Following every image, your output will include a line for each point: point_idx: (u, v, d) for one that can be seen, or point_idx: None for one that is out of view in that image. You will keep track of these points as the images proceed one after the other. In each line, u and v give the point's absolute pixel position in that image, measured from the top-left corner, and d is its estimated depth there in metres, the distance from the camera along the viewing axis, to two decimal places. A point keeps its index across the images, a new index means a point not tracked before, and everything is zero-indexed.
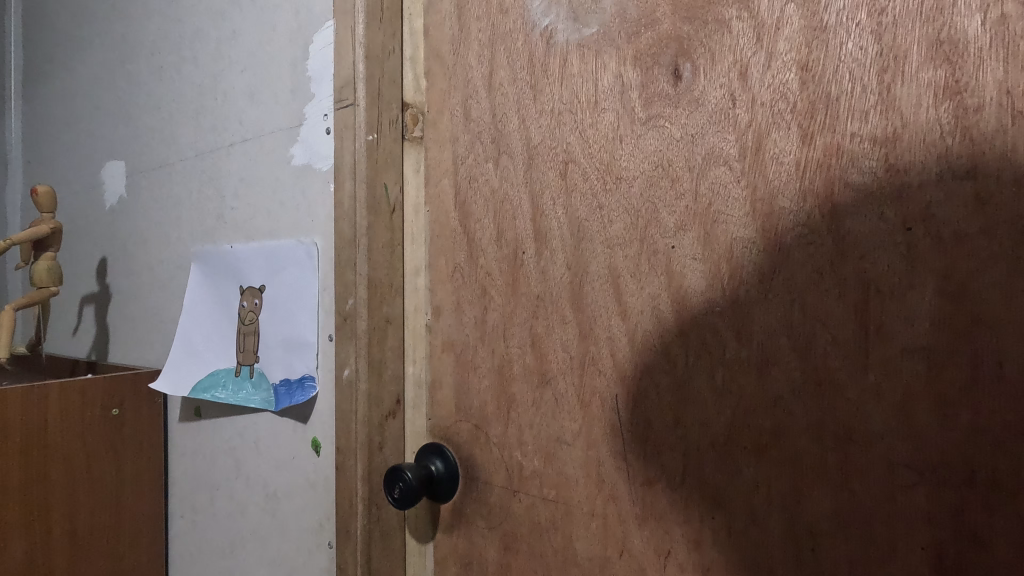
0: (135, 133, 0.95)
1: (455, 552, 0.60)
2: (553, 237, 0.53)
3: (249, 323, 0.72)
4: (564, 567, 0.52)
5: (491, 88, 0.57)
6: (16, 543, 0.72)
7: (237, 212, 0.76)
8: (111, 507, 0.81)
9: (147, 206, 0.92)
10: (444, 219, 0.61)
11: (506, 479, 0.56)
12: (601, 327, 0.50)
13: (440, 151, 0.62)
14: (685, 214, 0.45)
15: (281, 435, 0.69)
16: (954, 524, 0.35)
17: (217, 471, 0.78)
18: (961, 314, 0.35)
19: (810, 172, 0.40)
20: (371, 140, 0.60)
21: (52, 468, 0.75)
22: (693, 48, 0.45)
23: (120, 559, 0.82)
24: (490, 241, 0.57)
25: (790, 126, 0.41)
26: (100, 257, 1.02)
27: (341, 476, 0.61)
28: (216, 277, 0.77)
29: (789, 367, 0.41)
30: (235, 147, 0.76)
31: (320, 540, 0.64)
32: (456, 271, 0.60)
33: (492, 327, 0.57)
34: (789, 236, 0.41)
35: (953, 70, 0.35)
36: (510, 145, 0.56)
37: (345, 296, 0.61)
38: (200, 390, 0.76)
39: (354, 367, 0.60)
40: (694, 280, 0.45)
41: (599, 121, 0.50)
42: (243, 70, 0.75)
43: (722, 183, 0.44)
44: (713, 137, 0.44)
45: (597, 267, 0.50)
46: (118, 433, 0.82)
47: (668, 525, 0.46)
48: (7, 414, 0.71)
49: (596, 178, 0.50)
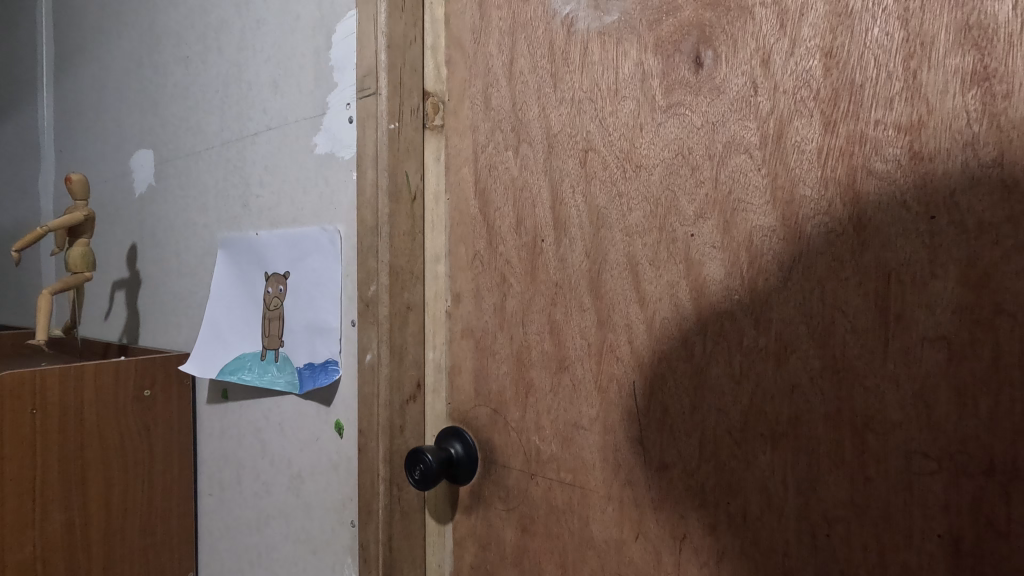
0: (163, 121, 0.97)
1: (473, 534, 0.62)
2: (572, 225, 0.53)
3: (275, 308, 0.74)
4: (580, 548, 0.53)
5: (511, 77, 0.58)
6: (55, 516, 0.75)
7: (262, 199, 0.77)
8: (143, 485, 0.84)
9: (175, 193, 0.94)
10: (464, 207, 0.62)
11: (523, 463, 0.57)
12: (619, 314, 0.50)
13: (461, 140, 0.62)
14: (705, 203, 0.45)
15: (305, 417, 0.71)
16: (971, 512, 0.35)
17: (244, 451, 0.81)
18: (984, 302, 0.35)
19: (832, 159, 0.40)
20: (393, 130, 0.61)
21: (88, 445, 0.79)
22: (714, 35, 0.45)
23: (152, 533, 0.85)
24: (510, 229, 0.58)
25: (813, 113, 0.41)
26: (131, 243, 1.05)
27: (362, 457, 0.63)
28: (242, 263, 0.79)
29: (808, 355, 0.41)
30: (260, 136, 0.78)
31: (343, 519, 0.66)
32: (475, 259, 0.61)
33: (511, 314, 0.58)
34: (810, 225, 0.41)
35: (981, 56, 0.35)
36: (530, 133, 0.56)
37: (367, 282, 0.63)
38: (226, 373, 0.78)
39: (376, 352, 0.62)
40: (713, 268, 0.45)
41: (619, 109, 0.50)
42: (267, 60, 0.76)
43: (742, 171, 0.44)
44: (733, 124, 0.44)
45: (616, 254, 0.50)
46: (149, 414, 0.85)
47: (684, 510, 0.47)
48: (45, 394, 0.74)
49: (615, 167, 0.50)
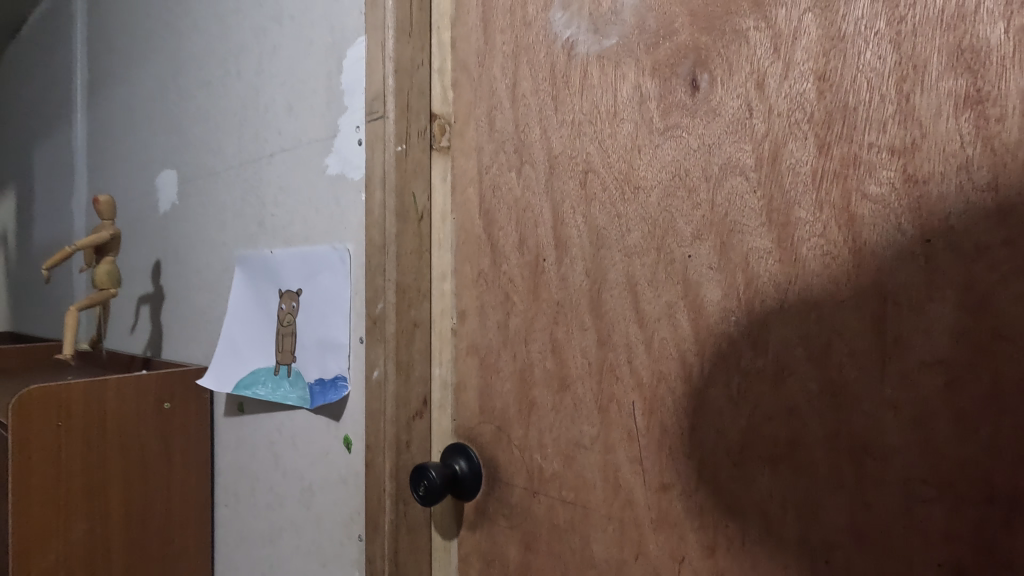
0: (186, 141, 1.01)
1: (478, 550, 0.62)
2: (573, 245, 0.54)
3: (287, 324, 0.76)
4: (582, 568, 0.53)
5: (515, 99, 0.59)
6: (78, 527, 0.78)
7: (276, 217, 0.80)
8: (162, 495, 0.87)
9: (196, 211, 0.97)
10: (469, 226, 0.63)
11: (526, 480, 0.58)
12: (619, 334, 0.51)
13: (466, 160, 0.64)
14: (702, 224, 0.46)
15: (316, 431, 0.72)
16: (972, 541, 0.35)
17: (258, 463, 0.82)
18: (981, 327, 0.34)
19: (827, 182, 0.40)
20: (400, 152, 0.63)
21: (110, 456, 0.81)
22: (710, 59, 0.46)
23: (169, 542, 0.87)
24: (513, 248, 0.59)
25: (807, 136, 0.41)
26: (156, 260, 1.08)
27: (370, 472, 0.64)
28: (257, 279, 0.81)
29: (805, 377, 0.41)
30: (275, 156, 0.80)
31: (351, 533, 0.68)
32: (480, 277, 0.62)
33: (514, 332, 0.59)
34: (806, 247, 0.41)
35: (974, 79, 0.35)
36: (532, 155, 0.57)
37: (374, 300, 0.64)
38: (241, 387, 0.80)
39: (383, 369, 0.63)
40: (710, 290, 0.45)
41: (618, 131, 0.51)
42: (282, 84, 0.79)
43: (738, 193, 0.44)
44: (729, 147, 0.44)
45: (615, 274, 0.51)
46: (168, 425, 0.87)
47: (683, 532, 0.47)
48: (70, 407, 0.77)
49: (614, 188, 0.51)
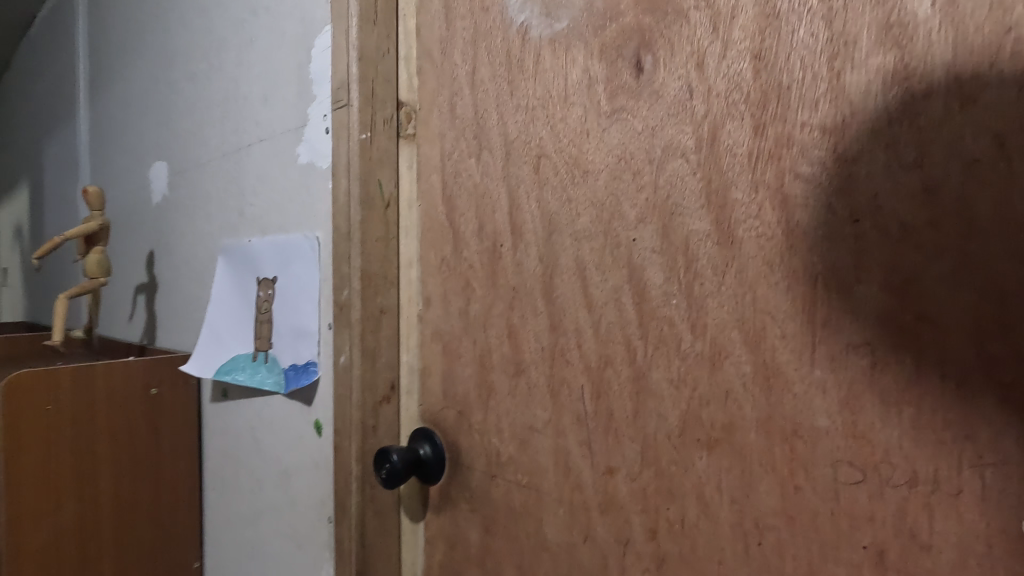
0: (175, 133, 1.03)
1: (442, 533, 0.63)
2: (527, 230, 0.54)
3: (264, 311, 0.77)
4: (536, 551, 0.54)
5: (474, 86, 0.59)
6: (69, 507, 0.81)
7: (254, 207, 0.81)
8: (151, 478, 0.89)
9: (185, 202, 0.99)
10: (433, 213, 0.64)
11: (485, 464, 0.58)
12: (569, 319, 0.51)
13: (430, 148, 0.64)
14: (645, 207, 0.46)
15: (290, 416, 0.74)
16: (895, 523, 0.34)
17: (240, 448, 0.84)
18: (907, 309, 0.34)
19: (762, 163, 0.39)
20: (365, 139, 0.64)
21: (99, 440, 0.84)
22: (653, 40, 0.45)
23: (158, 524, 0.90)
24: (473, 234, 0.59)
25: (744, 116, 0.40)
26: (149, 250, 1.11)
27: (339, 456, 0.65)
28: (237, 268, 0.83)
29: (740, 360, 0.41)
30: (253, 147, 0.81)
31: (322, 515, 0.69)
32: (443, 264, 0.63)
33: (473, 318, 0.59)
34: (742, 228, 0.40)
35: (901, 55, 0.34)
36: (490, 141, 0.58)
37: (341, 286, 0.65)
38: (222, 372, 0.82)
39: (349, 354, 0.64)
40: (653, 273, 0.45)
41: (568, 115, 0.51)
42: (258, 75, 0.80)
43: (680, 175, 0.44)
44: (671, 129, 0.44)
45: (566, 259, 0.51)
46: (156, 411, 0.90)
47: (628, 514, 0.47)
48: (59, 392, 0.80)
49: (565, 172, 0.51)
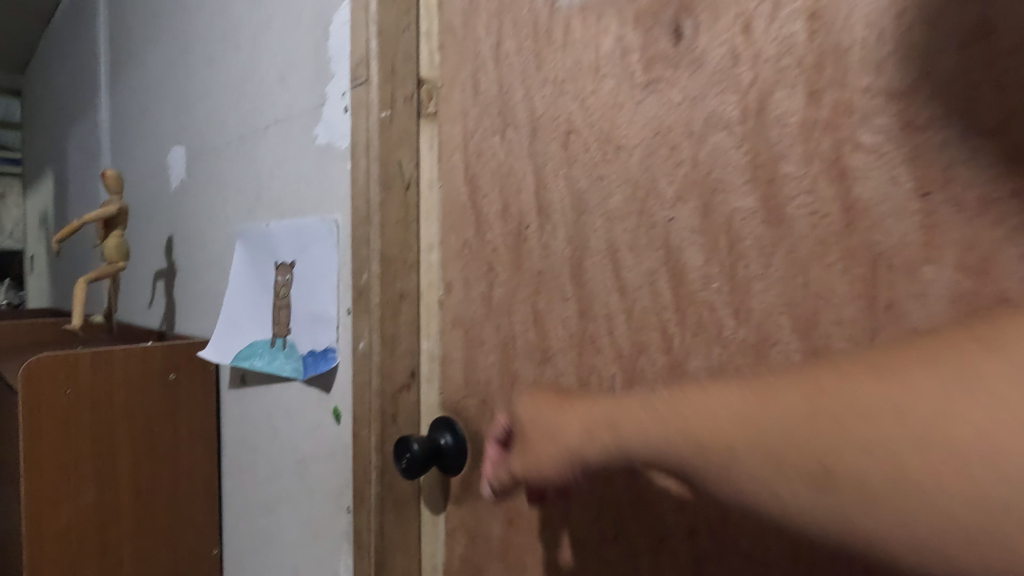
0: (193, 117, 1.02)
1: (463, 525, 0.61)
2: (554, 211, 0.51)
3: (282, 296, 0.75)
4: (562, 547, 0.52)
5: (498, 60, 0.56)
6: (87, 492, 0.81)
7: (271, 190, 0.79)
8: (170, 464, 0.89)
9: (203, 186, 0.98)
10: (454, 194, 0.61)
11: None
12: (599, 304, 0.48)
13: (452, 126, 0.61)
14: (684, 184, 0.43)
15: (308, 403, 0.73)
16: None
17: (258, 435, 0.83)
18: (984, 291, 0.30)
19: (817, 133, 0.36)
20: (384, 118, 0.61)
21: (118, 425, 0.84)
22: (695, 3, 0.42)
23: (178, 510, 0.89)
24: (497, 216, 0.57)
25: (796, 82, 0.37)
26: (168, 236, 1.10)
27: (357, 445, 0.64)
28: (255, 252, 0.81)
29: (789, 348, 0.38)
30: (270, 128, 0.80)
31: (340, 505, 0.68)
32: (465, 247, 0.60)
33: (497, 304, 0.57)
34: (792, 205, 0.37)
35: (982, 7, 0.30)
36: (515, 117, 0.55)
37: (360, 270, 0.63)
38: (241, 359, 0.81)
39: (368, 340, 0.63)
40: (692, 254, 0.42)
41: (600, 88, 0.48)
42: (275, 55, 0.78)
43: (723, 149, 0.40)
44: (713, 99, 0.41)
45: (596, 241, 0.48)
46: (174, 397, 0.89)
47: (662, 511, 0.44)
48: (78, 376, 0.80)
49: (596, 149, 0.48)
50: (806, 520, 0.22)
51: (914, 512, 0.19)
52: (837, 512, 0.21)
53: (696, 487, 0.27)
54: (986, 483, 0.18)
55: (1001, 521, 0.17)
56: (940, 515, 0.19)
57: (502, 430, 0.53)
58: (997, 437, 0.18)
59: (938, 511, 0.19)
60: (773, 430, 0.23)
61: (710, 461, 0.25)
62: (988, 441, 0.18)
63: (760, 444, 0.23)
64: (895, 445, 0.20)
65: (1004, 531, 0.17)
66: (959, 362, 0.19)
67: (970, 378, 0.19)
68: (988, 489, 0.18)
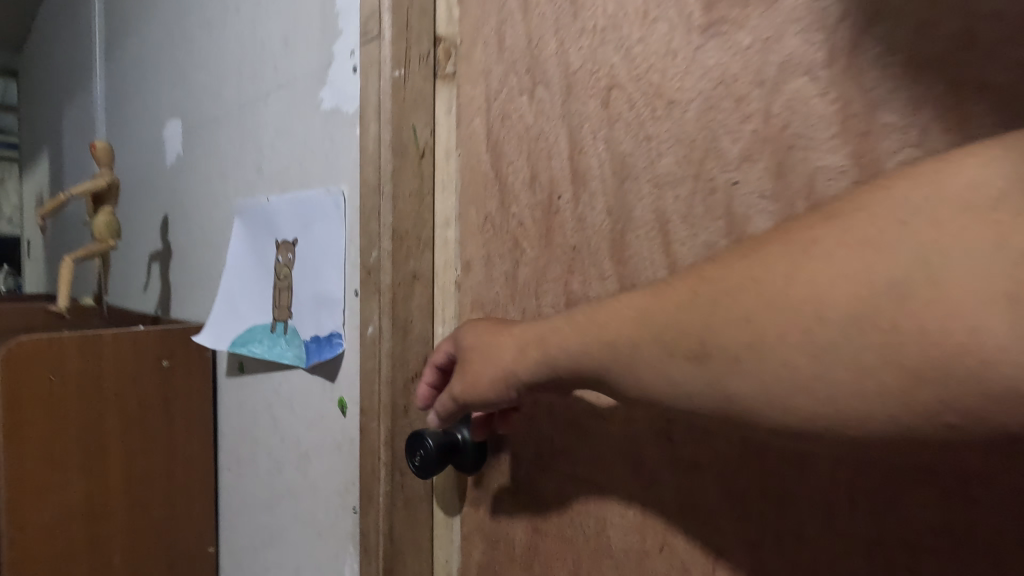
0: (190, 88, 0.96)
1: (480, 530, 0.55)
2: (592, 178, 0.45)
3: (284, 278, 0.69)
4: (595, 557, 0.46)
5: (527, 9, 0.50)
6: (76, 486, 0.75)
7: (273, 163, 0.73)
8: (165, 456, 0.83)
9: (200, 161, 0.92)
10: (475, 163, 0.55)
11: (535, 453, 0.51)
12: (645, 283, 0.42)
13: (472, 87, 0.55)
14: (752, 141, 0.36)
15: (312, 393, 0.67)
16: None
17: (258, 427, 0.78)
18: None
19: (928, 73, 0.30)
20: (397, 77, 0.56)
21: (108, 414, 0.78)
22: None
23: (173, 505, 0.84)
24: (524, 185, 0.50)
25: (901, 13, 0.31)
26: (164, 215, 1.04)
27: (365, 439, 0.59)
28: (254, 230, 0.76)
29: None
30: (272, 95, 0.73)
31: (345, 503, 0.62)
32: (486, 222, 0.54)
33: (522, 285, 0.51)
34: (893, 161, 0.31)
35: None
36: (546, 74, 0.49)
37: (369, 248, 0.58)
38: (238, 344, 0.75)
39: (378, 325, 0.57)
40: (761, 224, 0.36)
41: (649, 35, 0.41)
42: (278, 14, 0.72)
43: (803, 98, 0.34)
44: (792, 40, 0.35)
45: (642, 211, 0.42)
46: (169, 385, 0.84)
47: (720, 522, 0.38)
48: (65, 361, 0.74)
49: (643, 104, 0.42)
50: (691, 393, 0.26)
51: (767, 363, 0.24)
52: (714, 380, 0.25)
53: (611, 387, 0.30)
54: (814, 324, 0.22)
55: (825, 355, 0.22)
56: (786, 363, 0.23)
57: (445, 358, 0.47)
58: (829, 297, 0.22)
59: (784, 359, 0.23)
60: (666, 321, 0.27)
61: (625, 363, 0.29)
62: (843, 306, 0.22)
63: (657, 332, 0.28)
64: (751, 311, 0.24)
65: (829, 363, 0.22)
66: (807, 246, 0.24)
67: (810, 250, 0.23)
68: (817, 329, 0.22)
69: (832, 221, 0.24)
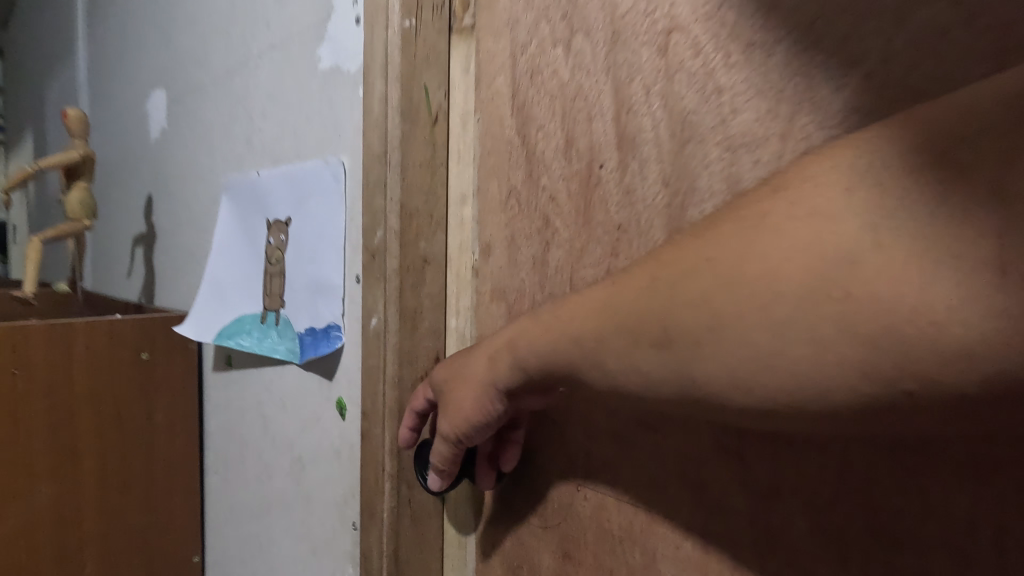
0: (175, 55, 0.87)
1: (500, 554, 0.49)
2: (643, 142, 0.38)
3: (276, 262, 0.61)
4: None
5: None
6: (42, 491, 0.68)
7: (264, 133, 0.65)
8: (145, 455, 0.77)
9: (186, 134, 0.84)
10: (497, 129, 0.47)
11: (567, 467, 0.44)
12: None
13: (495, 41, 0.47)
14: (862, 89, 0.29)
15: (306, 392, 0.59)
16: None
17: (247, 428, 0.70)
18: None
19: None
20: (408, 27, 0.47)
21: (80, 411, 0.71)
22: None
23: (155, 509, 0.77)
24: (557, 154, 0.43)
25: None
26: (147, 195, 0.97)
27: (365, 446, 0.51)
28: (244, 209, 0.68)
29: None
30: (263, 57, 0.66)
31: (343, 518, 0.55)
32: (510, 198, 0.47)
33: (554, 270, 0.43)
34: None
35: None
36: (586, 19, 0.41)
37: (373, 228, 0.49)
38: (225, 337, 0.67)
39: (382, 316, 0.49)
40: None
41: None
42: None
43: (936, 32, 0.27)
44: None
45: (709, 181, 0.34)
46: (150, 378, 0.77)
47: (809, 565, 0.31)
48: (30, 353, 0.66)
49: (713, 49, 0.34)
50: (659, 378, 0.28)
51: (727, 345, 0.25)
52: (680, 363, 0.27)
53: (587, 380, 0.32)
54: (768, 299, 0.24)
55: (782, 329, 0.23)
56: (748, 341, 0.24)
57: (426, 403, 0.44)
58: (779, 275, 0.24)
59: (745, 337, 0.25)
60: (630, 309, 0.29)
61: (596, 353, 0.31)
62: (791, 286, 0.23)
63: (623, 322, 0.29)
64: (708, 294, 0.26)
65: (787, 340, 0.23)
66: (755, 227, 0.25)
67: (757, 230, 0.25)
68: (772, 305, 0.24)
69: (778, 198, 0.25)
